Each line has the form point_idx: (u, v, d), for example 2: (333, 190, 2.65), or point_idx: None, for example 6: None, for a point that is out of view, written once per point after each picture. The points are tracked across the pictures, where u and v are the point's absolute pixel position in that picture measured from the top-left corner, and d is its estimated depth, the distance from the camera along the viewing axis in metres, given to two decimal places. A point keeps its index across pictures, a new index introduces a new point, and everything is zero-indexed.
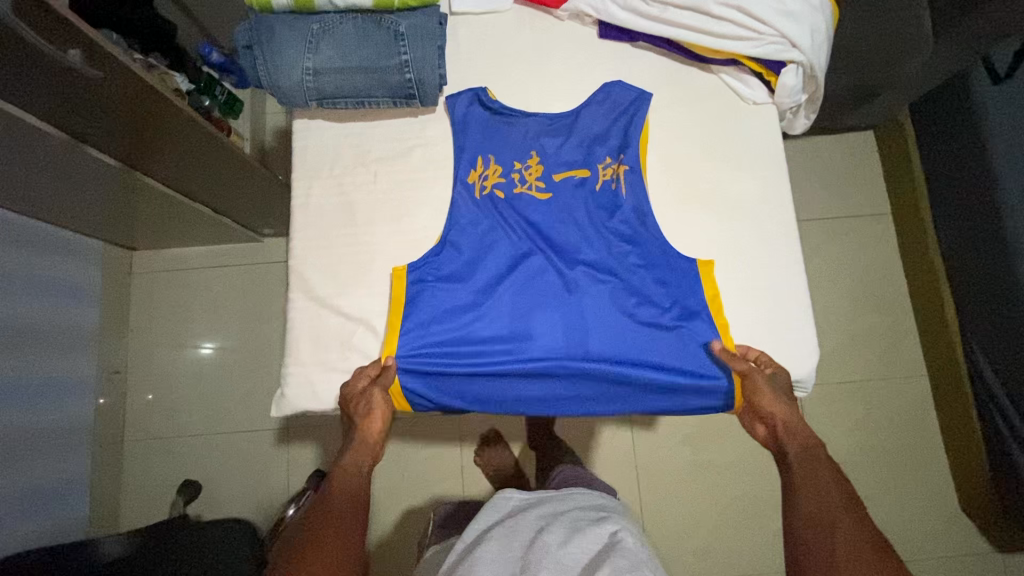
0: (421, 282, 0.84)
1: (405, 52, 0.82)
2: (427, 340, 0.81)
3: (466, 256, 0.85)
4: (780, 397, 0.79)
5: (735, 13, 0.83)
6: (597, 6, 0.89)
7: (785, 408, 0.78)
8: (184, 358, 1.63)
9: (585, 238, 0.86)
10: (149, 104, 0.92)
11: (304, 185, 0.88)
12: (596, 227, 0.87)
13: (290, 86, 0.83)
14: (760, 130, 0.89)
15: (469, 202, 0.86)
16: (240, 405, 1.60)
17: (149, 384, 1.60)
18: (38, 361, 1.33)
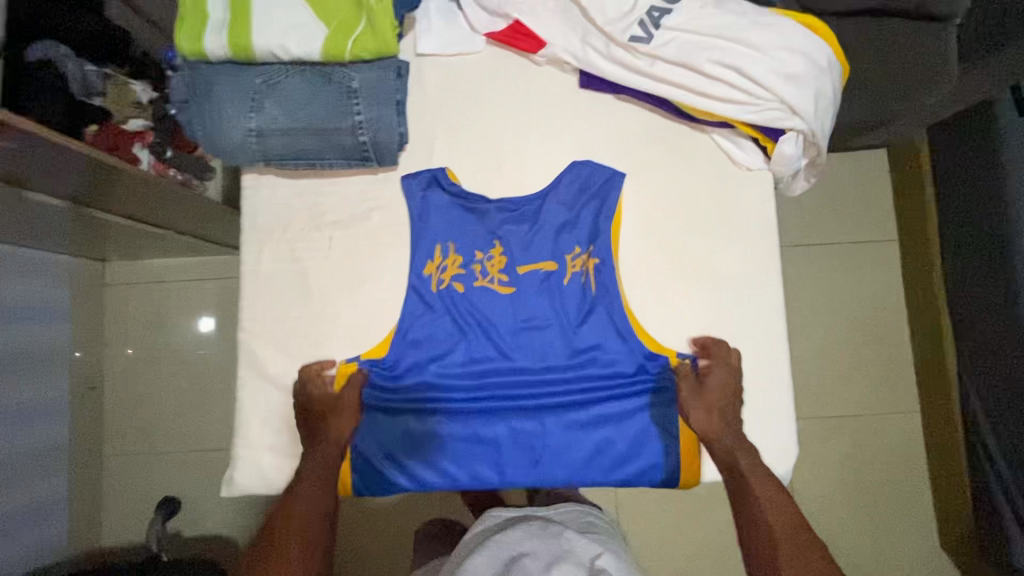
0: (371, 387, 0.78)
1: (359, 110, 0.74)
2: (373, 441, 0.77)
3: (420, 359, 0.78)
4: (710, 412, 0.74)
5: (730, 72, 0.73)
6: (578, 54, 0.79)
7: (711, 424, 0.74)
8: (160, 372, 1.59)
9: (550, 343, 0.79)
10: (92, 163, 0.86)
11: (255, 250, 0.82)
12: (563, 332, 0.79)
13: (232, 148, 0.75)
14: (753, 200, 0.80)
15: (425, 300, 0.80)
16: (216, 423, 1.58)
17: (127, 399, 1.57)
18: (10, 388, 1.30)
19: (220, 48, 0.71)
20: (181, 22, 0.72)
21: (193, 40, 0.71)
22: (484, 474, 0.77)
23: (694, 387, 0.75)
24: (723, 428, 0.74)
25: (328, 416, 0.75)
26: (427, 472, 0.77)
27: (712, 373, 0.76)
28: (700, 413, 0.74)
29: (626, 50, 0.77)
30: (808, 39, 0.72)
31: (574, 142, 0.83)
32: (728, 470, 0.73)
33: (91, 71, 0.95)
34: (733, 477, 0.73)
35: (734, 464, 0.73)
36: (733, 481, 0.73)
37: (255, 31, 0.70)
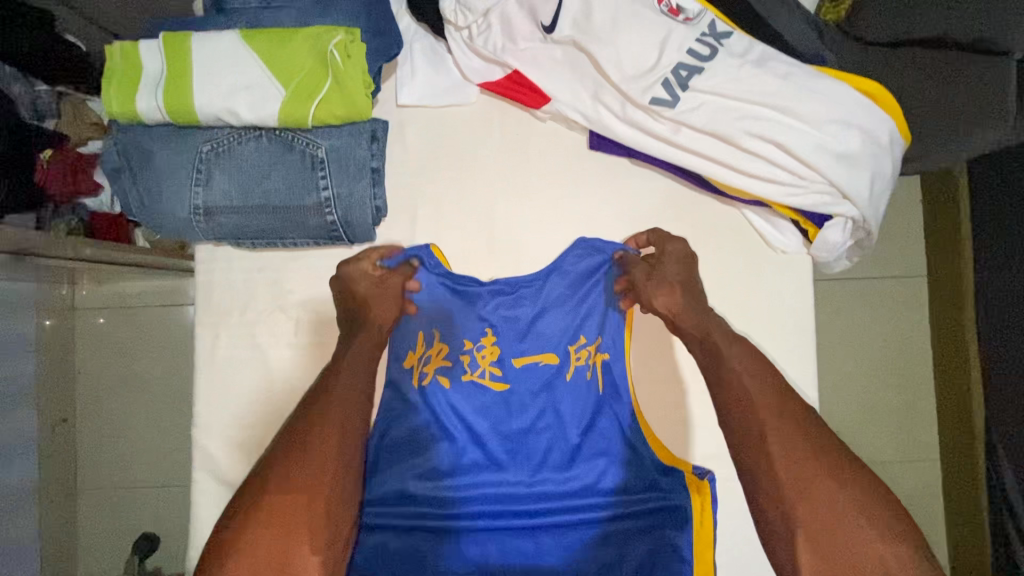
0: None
1: (326, 186, 0.62)
2: None
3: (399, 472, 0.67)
4: (668, 286, 0.64)
5: (770, 148, 0.61)
6: (588, 113, 0.67)
7: (672, 301, 0.63)
8: (133, 405, 1.47)
9: (550, 449, 0.68)
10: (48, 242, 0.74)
11: (210, 336, 0.71)
12: (566, 438, 0.68)
13: (176, 227, 0.63)
14: (786, 291, 0.70)
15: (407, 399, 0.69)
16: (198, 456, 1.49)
17: (98, 434, 1.42)
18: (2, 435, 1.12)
19: (157, 112, 0.59)
20: (109, 77, 0.60)
21: (123, 102, 0.59)
22: None
23: (645, 267, 0.66)
24: (693, 307, 0.62)
25: (368, 299, 0.65)
26: None
27: (669, 253, 0.67)
28: (665, 293, 0.64)
29: (645, 114, 0.64)
30: (864, 111, 0.60)
31: (578, 215, 0.71)
32: (706, 355, 0.58)
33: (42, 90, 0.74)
34: (708, 359, 0.57)
35: (711, 345, 0.58)
36: (709, 364, 0.57)
37: (198, 91, 0.58)
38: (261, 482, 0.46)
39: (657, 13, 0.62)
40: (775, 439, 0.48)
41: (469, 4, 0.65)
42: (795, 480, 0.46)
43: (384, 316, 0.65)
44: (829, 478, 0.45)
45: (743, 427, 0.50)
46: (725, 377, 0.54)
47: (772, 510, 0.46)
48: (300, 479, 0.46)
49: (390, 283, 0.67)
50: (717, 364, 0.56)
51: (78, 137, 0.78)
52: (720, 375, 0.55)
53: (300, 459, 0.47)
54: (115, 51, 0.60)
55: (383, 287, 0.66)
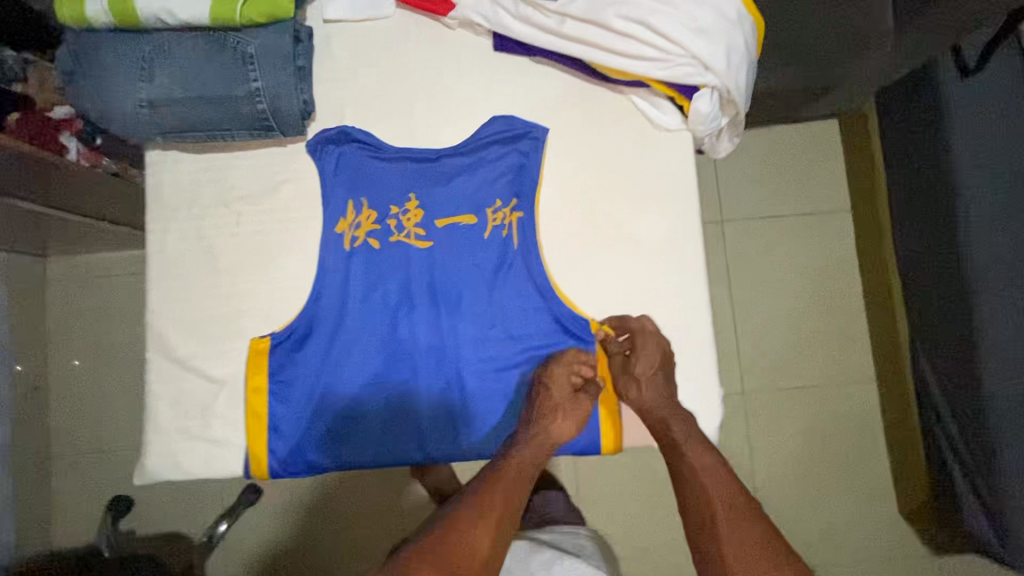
0: (292, 351, 0.76)
1: (256, 77, 0.71)
2: (292, 396, 0.75)
3: (344, 328, 0.77)
4: (639, 381, 0.74)
5: (638, 28, 0.71)
6: (487, 15, 0.77)
7: (645, 398, 0.74)
8: (105, 370, 1.55)
9: (477, 314, 0.78)
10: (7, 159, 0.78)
11: (159, 229, 0.78)
12: (490, 300, 0.78)
13: (124, 121, 0.72)
14: (672, 161, 0.79)
15: (349, 257, 0.78)
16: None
17: (70, 398, 1.53)
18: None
19: (103, 14, 0.68)
20: None
21: (74, 6, 0.68)
22: (406, 426, 0.76)
23: (621, 362, 0.76)
24: (662, 403, 0.74)
25: (562, 413, 0.74)
26: (345, 425, 0.75)
27: (642, 342, 0.74)
28: (637, 389, 0.74)
29: (535, 9, 0.74)
30: None
31: (488, 108, 0.80)
32: (670, 445, 0.74)
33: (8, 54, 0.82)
34: (672, 453, 0.73)
35: (672, 440, 0.74)
36: (671, 453, 0.74)
37: None
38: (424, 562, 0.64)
39: None
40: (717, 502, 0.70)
41: None
42: (727, 523, 0.69)
43: (565, 426, 0.74)
44: (757, 544, 0.66)
45: (699, 511, 0.71)
46: (684, 461, 0.73)
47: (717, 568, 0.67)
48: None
49: (581, 399, 0.76)
50: (676, 451, 0.73)
51: (46, 102, 0.86)
52: (678, 458, 0.73)
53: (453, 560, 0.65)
54: None
55: (573, 403, 0.75)
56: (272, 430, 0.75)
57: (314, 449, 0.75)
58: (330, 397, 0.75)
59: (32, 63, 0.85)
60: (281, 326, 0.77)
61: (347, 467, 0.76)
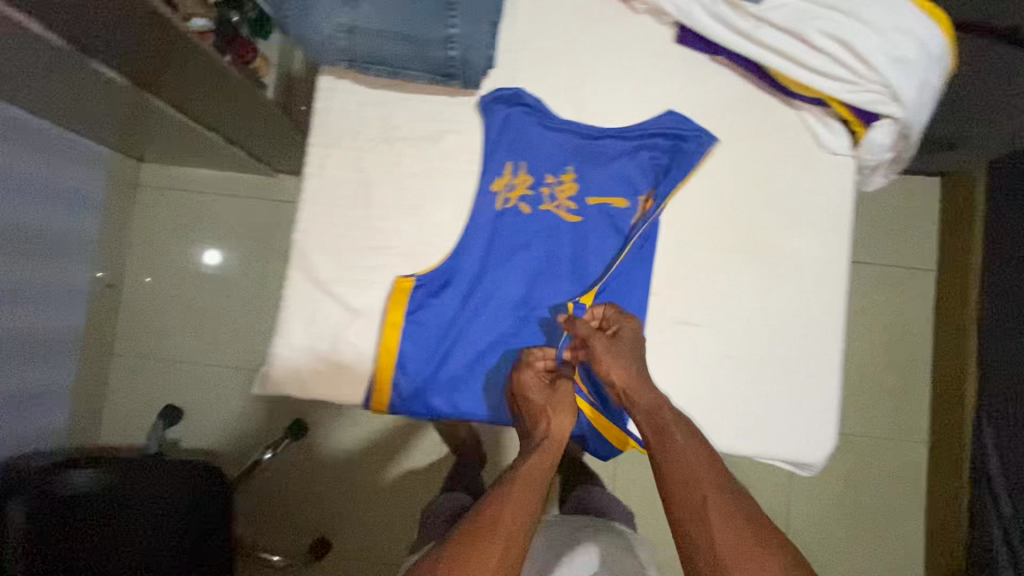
0: (430, 296, 0.78)
1: (454, 23, 0.71)
2: (425, 338, 0.78)
3: (483, 282, 0.79)
4: (620, 362, 0.71)
5: (837, 48, 0.71)
6: (682, 7, 0.77)
7: (627, 373, 0.71)
8: (178, 283, 1.58)
9: (603, 299, 0.78)
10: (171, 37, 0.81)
11: (320, 153, 0.80)
12: (620, 289, 0.78)
13: (320, 42, 0.73)
14: (833, 184, 0.79)
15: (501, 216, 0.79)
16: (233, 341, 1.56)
17: (142, 302, 1.56)
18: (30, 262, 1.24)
19: None
20: None
21: None
22: None
23: (606, 340, 0.72)
24: (644, 384, 0.71)
25: (552, 407, 0.73)
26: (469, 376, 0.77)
27: (624, 331, 0.74)
28: (619, 368, 0.71)
29: (734, 9, 0.74)
30: (923, 24, 0.70)
31: (659, 97, 0.81)
32: (654, 427, 0.68)
33: None
34: (656, 436, 0.68)
35: (660, 420, 0.69)
36: (656, 436, 0.68)
37: None
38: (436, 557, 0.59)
39: None
40: (714, 498, 0.62)
41: None
42: (729, 530, 0.60)
43: (561, 420, 0.73)
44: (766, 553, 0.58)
45: (684, 511, 0.62)
46: (669, 445, 0.67)
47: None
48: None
49: (562, 391, 0.74)
50: (662, 436, 0.67)
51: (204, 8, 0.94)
52: (664, 444, 0.67)
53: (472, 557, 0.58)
54: None
55: (554, 395, 0.74)
56: (400, 366, 0.77)
57: (435, 394, 0.77)
58: (457, 346, 0.78)
59: None
60: (425, 270, 0.78)
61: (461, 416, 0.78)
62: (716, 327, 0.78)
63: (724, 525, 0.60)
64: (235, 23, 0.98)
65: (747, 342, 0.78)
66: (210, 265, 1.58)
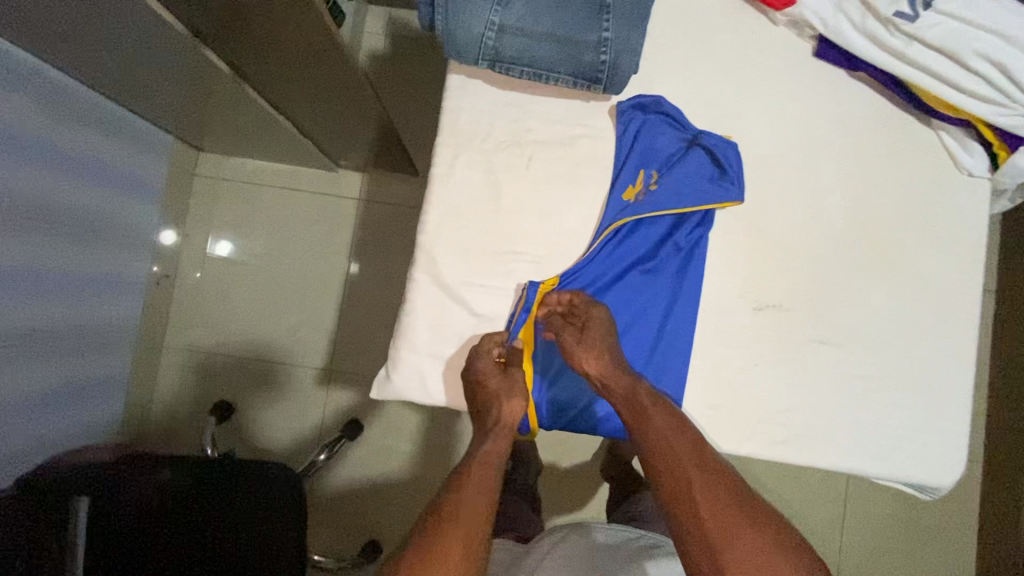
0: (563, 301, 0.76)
1: (608, 27, 0.70)
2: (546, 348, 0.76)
3: (614, 289, 0.76)
4: (596, 351, 0.71)
5: (991, 69, 0.71)
6: (827, 20, 0.76)
7: (599, 365, 0.70)
8: (231, 275, 1.54)
9: (665, 301, 0.76)
10: (284, 18, 0.81)
11: (449, 153, 0.78)
12: (674, 291, 0.76)
13: (465, 42, 0.71)
14: (967, 206, 0.78)
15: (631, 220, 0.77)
16: (286, 336, 1.53)
17: (195, 294, 1.53)
18: (88, 245, 1.21)
19: None
20: None
21: None
22: None
23: (576, 332, 0.71)
24: (621, 371, 0.70)
25: (506, 396, 0.72)
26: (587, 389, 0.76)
27: (591, 318, 0.72)
28: (593, 361, 0.71)
29: (883, 25, 0.74)
30: None
31: (796, 110, 0.79)
32: (631, 413, 0.68)
33: None
34: (635, 418, 0.68)
35: (636, 404, 0.68)
36: (635, 420, 0.68)
37: None
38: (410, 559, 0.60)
39: None
40: (699, 483, 0.63)
41: None
42: (714, 511, 0.61)
43: (513, 406, 0.73)
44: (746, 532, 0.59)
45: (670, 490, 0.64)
46: (648, 429, 0.67)
47: (700, 554, 0.59)
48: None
49: (515, 380, 0.73)
50: (641, 421, 0.67)
51: None
52: (642, 427, 0.67)
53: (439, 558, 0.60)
54: None
55: (510, 382, 0.73)
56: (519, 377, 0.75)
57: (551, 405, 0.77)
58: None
59: None
60: (559, 275, 0.76)
61: (574, 428, 0.78)
62: (854, 346, 0.76)
63: (712, 507, 0.61)
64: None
65: (882, 363, 0.76)
66: (264, 257, 1.55)
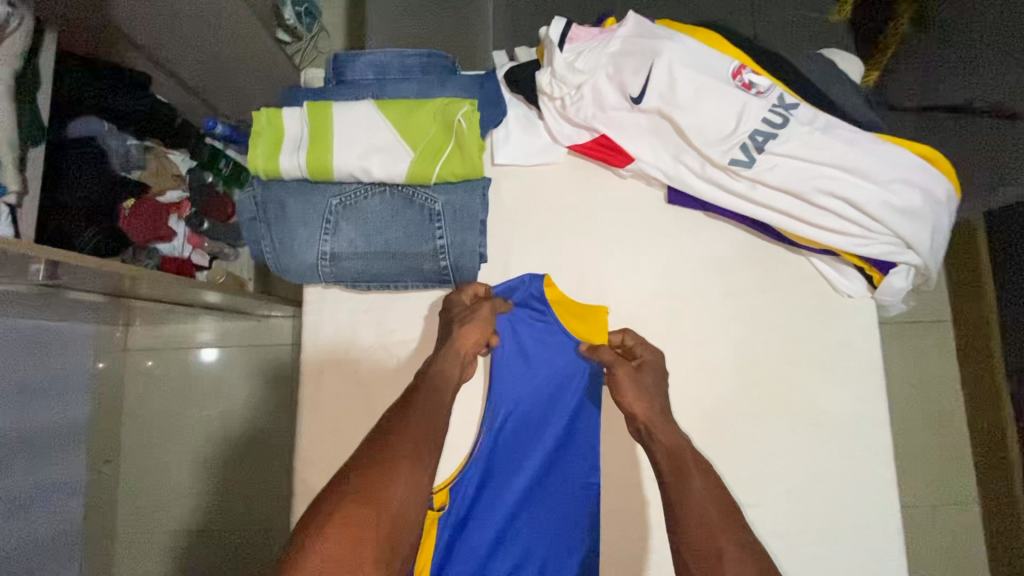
0: (467, 509, 0.71)
1: (442, 235, 0.69)
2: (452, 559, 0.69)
3: (516, 485, 0.73)
4: (642, 388, 0.69)
5: (839, 203, 0.69)
6: (668, 171, 0.75)
7: (649, 408, 0.68)
8: (185, 403, 1.32)
9: (561, 489, 0.73)
10: (125, 278, 0.79)
11: (315, 370, 0.75)
12: (569, 478, 0.73)
13: (301, 270, 0.69)
14: (856, 329, 0.75)
15: (512, 404, 0.75)
16: (256, 441, 1.30)
17: (147, 379, 1.33)
18: (41, 482, 1.02)
19: (296, 167, 0.66)
20: (255, 138, 0.67)
21: (269, 159, 0.66)
22: None
23: (630, 368, 0.70)
24: (667, 422, 0.67)
25: (457, 325, 0.69)
26: None
27: (648, 362, 0.72)
28: (643, 401, 0.68)
29: (724, 172, 0.72)
30: (921, 173, 0.68)
31: (662, 260, 0.77)
32: (673, 464, 0.64)
33: (133, 145, 0.92)
34: (675, 471, 0.63)
35: (679, 459, 0.64)
36: (674, 475, 0.63)
37: (336, 150, 0.65)
38: (319, 528, 0.51)
39: (733, 86, 0.70)
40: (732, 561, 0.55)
41: (563, 78, 0.72)
42: None
43: (466, 343, 0.69)
44: None
45: (694, 524, 0.57)
46: (689, 484, 0.62)
47: None
48: (356, 536, 0.51)
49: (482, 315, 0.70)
50: (682, 474, 0.62)
51: (159, 188, 0.95)
52: (686, 484, 0.61)
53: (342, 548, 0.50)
54: (262, 114, 0.67)
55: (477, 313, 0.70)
56: None
57: None
58: (502, 553, 0.70)
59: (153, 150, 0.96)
60: (451, 483, 0.70)
61: None
62: (765, 501, 0.72)
63: None
64: (209, 183, 1.04)
65: (800, 515, 0.72)
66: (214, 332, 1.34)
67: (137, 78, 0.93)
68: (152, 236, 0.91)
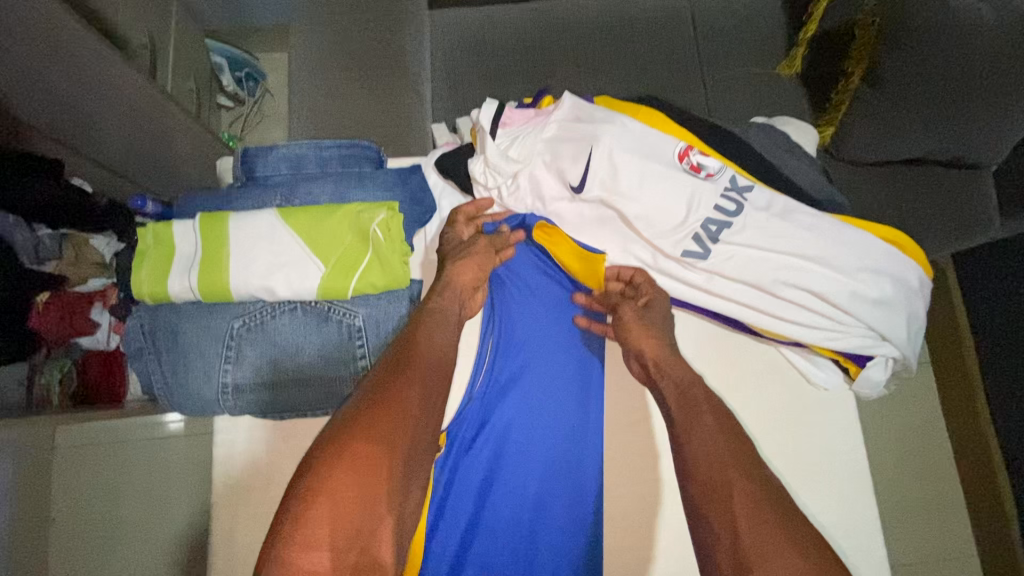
0: (459, 457, 0.62)
1: (364, 354, 0.60)
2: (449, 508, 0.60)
3: (508, 440, 0.64)
4: (643, 325, 0.63)
5: (803, 294, 0.63)
6: (617, 263, 0.68)
7: (659, 344, 0.62)
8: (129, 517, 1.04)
9: (550, 446, 0.63)
10: None
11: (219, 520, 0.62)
12: (555, 437, 0.64)
13: (200, 406, 0.60)
14: (839, 423, 0.67)
15: (519, 332, 0.67)
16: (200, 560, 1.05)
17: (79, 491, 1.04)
18: None
19: (187, 291, 0.57)
20: (141, 259, 0.58)
21: (155, 284, 0.57)
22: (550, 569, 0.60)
23: (634, 308, 0.64)
24: (677, 360, 0.61)
25: (452, 261, 0.63)
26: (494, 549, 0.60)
27: (652, 298, 0.65)
28: (651, 339, 0.62)
29: (677, 263, 0.66)
30: (885, 256, 0.62)
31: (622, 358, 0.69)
32: (682, 402, 0.56)
33: (45, 233, 0.83)
34: (686, 404, 0.56)
35: (689, 395, 0.57)
36: (683, 409, 0.56)
37: (233, 269, 0.57)
38: (326, 457, 0.44)
39: (680, 170, 0.64)
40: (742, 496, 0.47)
41: (496, 169, 0.66)
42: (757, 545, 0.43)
43: (465, 277, 0.63)
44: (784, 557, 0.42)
45: (704, 484, 0.49)
46: (694, 416, 0.54)
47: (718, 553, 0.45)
48: (367, 473, 0.44)
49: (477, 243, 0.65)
50: (691, 408, 0.55)
51: (78, 278, 0.87)
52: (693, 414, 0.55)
53: (356, 471, 0.43)
54: (148, 232, 0.59)
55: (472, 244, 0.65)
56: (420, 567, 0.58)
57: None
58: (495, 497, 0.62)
59: (70, 238, 0.86)
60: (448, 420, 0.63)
61: None
62: None
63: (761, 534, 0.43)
64: None
65: None
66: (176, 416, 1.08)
67: (46, 163, 0.80)
68: (67, 333, 0.84)
